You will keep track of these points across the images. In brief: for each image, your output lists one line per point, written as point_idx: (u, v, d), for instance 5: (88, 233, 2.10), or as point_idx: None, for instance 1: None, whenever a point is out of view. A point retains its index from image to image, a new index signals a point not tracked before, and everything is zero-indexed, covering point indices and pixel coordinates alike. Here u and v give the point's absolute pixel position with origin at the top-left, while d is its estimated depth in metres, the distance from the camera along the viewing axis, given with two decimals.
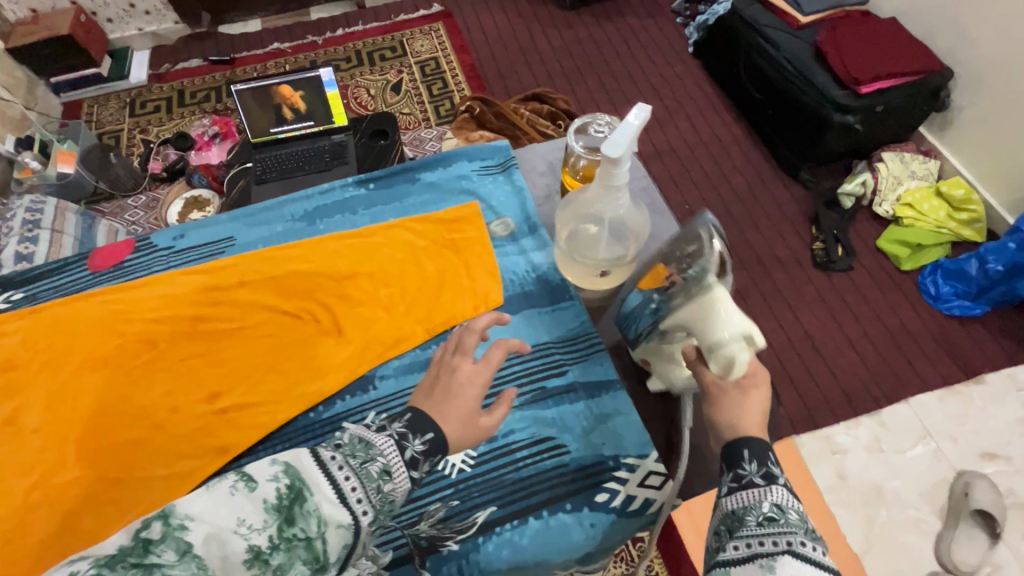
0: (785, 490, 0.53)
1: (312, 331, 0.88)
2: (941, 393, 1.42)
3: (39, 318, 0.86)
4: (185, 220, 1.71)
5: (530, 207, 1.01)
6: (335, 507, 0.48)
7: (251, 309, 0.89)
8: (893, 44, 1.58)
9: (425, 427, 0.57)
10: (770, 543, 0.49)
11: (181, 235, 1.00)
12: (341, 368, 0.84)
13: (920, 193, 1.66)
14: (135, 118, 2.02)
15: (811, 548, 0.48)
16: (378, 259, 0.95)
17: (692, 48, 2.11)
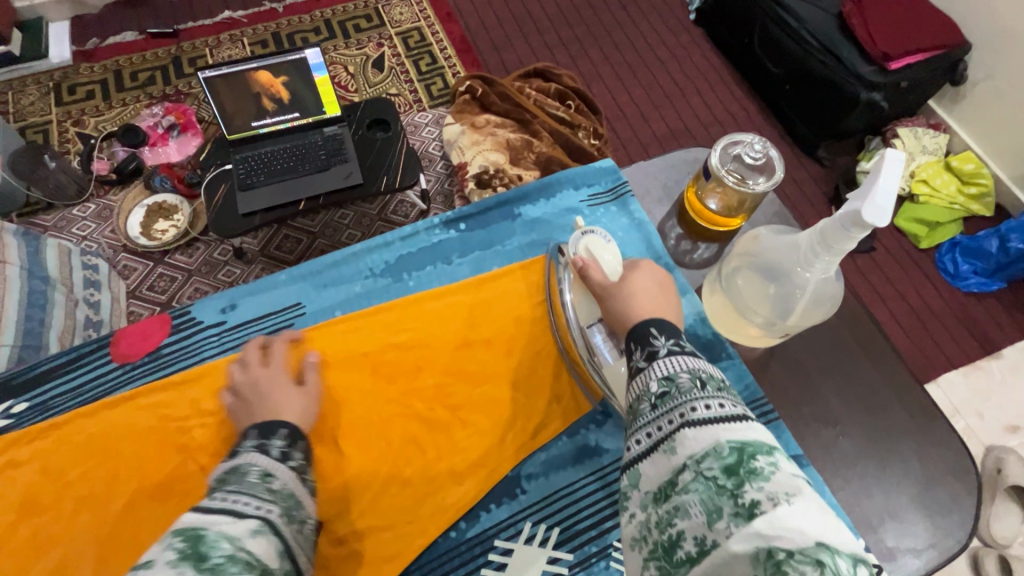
0: (673, 359, 0.59)
1: (431, 420, 0.86)
2: (965, 370, 1.46)
3: (63, 436, 0.84)
4: (151, 232, 1.47)
5: (658, 244, 0.98)
6: (238, 523, 0.51)
7: (350, 404, 0.86)
8: (914, 15, 1.53)
9: (274, 428, 0.68)
10: (666, 426, 0.52)
11: (232, 305, 0.97)
12: (476, 464, 0.84)
13: (931, 168, 1.65)
14: (64, 107, 1.69)
15: (705, 406, 0.51)
16: (489, 323, 0.93)
17: (695, 15, 1.98)
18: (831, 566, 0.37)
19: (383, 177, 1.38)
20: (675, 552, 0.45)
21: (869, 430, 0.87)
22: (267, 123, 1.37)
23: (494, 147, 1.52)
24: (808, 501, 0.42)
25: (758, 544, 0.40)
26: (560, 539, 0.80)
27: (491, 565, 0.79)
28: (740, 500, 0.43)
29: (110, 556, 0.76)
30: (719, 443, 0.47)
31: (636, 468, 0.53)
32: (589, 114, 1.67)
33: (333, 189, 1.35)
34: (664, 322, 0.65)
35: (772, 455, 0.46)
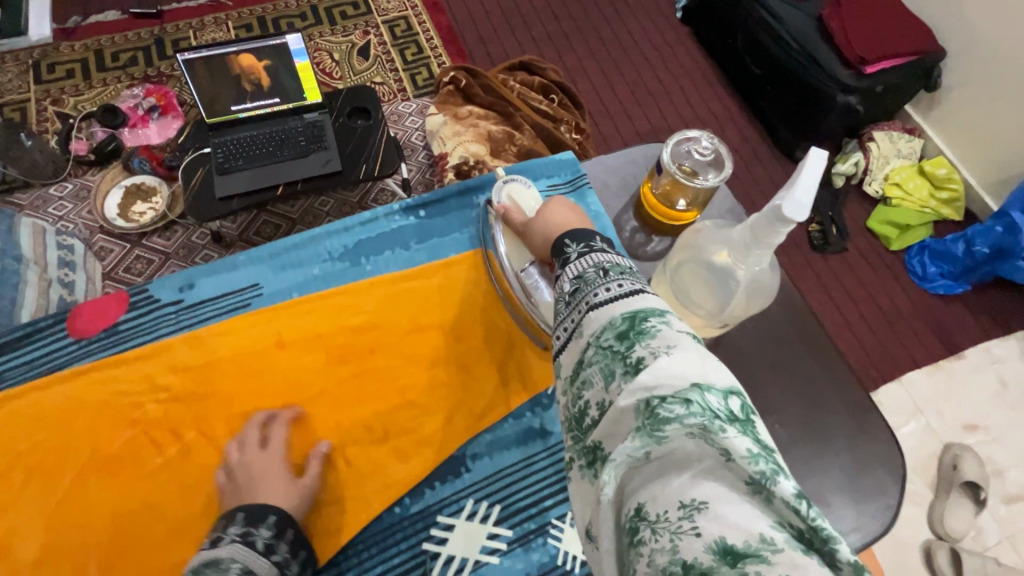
0: (584, 258, 0.60)
1: (380, 402, 0.88)
2: (929, 369, 1.50)
3: (12, 407, 0.84)
4: (128, 214, 1.47)
5: (612, 236, 0.99)
6: None
7: (302, 384, 0.88)
8: (893, 21, 1.56)
9: (265, 514, 0.73)
10: (576, 317, 0.55)
11: (189, 284, 0.95)
12: (422, 445, 0.86)
13: (905, 172, 1.68)
14: (43, 85, 1.67)
15: (607, 290, 0.54)
16: (443, 308, 0.95)
17: (681, 14, 1.99)
18: (699, 403, 0.41)
19: (362, 165, 1.39)
20: (584, 421, 0.50)
21: (822, 422, 0.90)
22: (246, 108, 1.37)
23: (476, 139, 1.53)
24: (689, 350, 0.46)
25: (638, 396, 0.44)
26: (500, 517, 0.83)
27: (432, 540, 0.81)
28: (628, 360, 0.47)
29: (61, 525, 0.78)
30: (614, 317, 0.51)
31: (558, 360, 0.56)
32: (572, 108, 1.68)
33: (311, 175, 1.35)
34: (578, 231, 0.65)
35: (663, 316, 0.50)
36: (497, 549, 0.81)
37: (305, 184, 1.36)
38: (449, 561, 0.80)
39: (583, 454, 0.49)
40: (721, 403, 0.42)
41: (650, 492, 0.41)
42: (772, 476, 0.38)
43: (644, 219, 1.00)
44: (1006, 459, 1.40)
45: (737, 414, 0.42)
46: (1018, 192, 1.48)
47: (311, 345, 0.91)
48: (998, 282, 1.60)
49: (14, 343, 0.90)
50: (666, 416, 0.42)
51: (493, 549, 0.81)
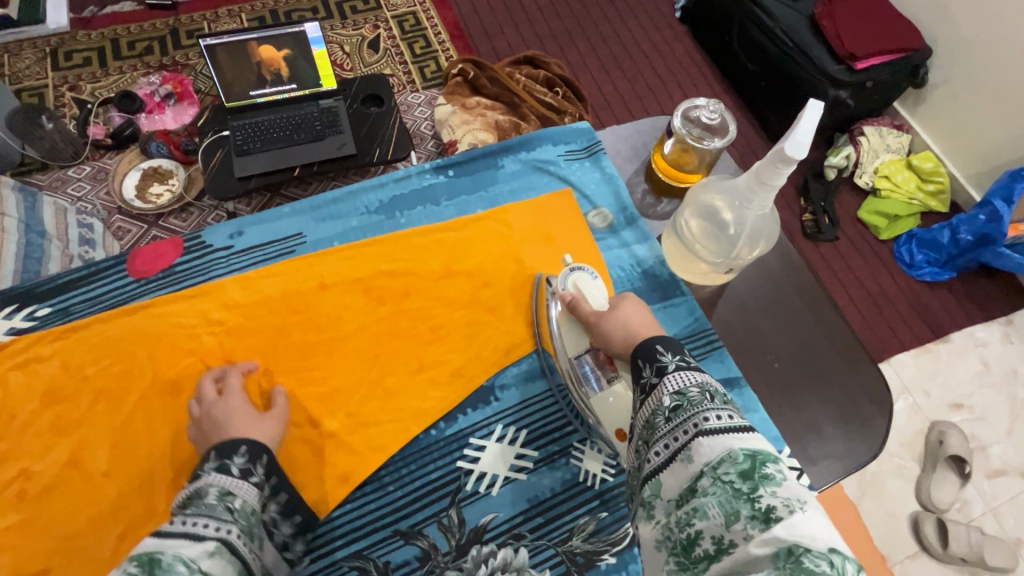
0: (682, 373, 0.68)
1: (416, 338, 0.95)
2: (916, 352, 1.57)
3: (77, 337, 0.90)
4: (145, 195, 1.51)
5: (625, 197, 1.09)
6: (195, 546, 0.60)
7: (343, 320, 0.95)
8: (881, 21, 1.64)
9: (236, 445, 0.73)
10: (682, 437, 0.62)
11: (238, 232, 1.02)
12: (455, 378, 0.93)
13: (894, 165, 1.75)
14: (60, 72, 1.72)
15: (714, 419, 0.61)
16: (473, 256, 1.02)
17: (680, 13, 2.06)
18: (838, 565, 0.46)
19: (375, 150, 1.44)
20: (693, 549, 0.55)
21: (817, 384, 0.96)
22: (263, 94, 1.40)
23: (484, 127, 1.59)
24: (817, 509, 0.51)
25: (777, 545, 0.49)
26: (528, 439, 0.90)
27: (465, 459, 0.88)
28: (757, 505, 0.52)
29: (124, 442, 0.84)
30: (733, 450, 0.57)
31: (656, 477, 0.63)
32: (576, 101, 1.75)
33: (326, 158, 1.41)
34: (666, 337, 0.74)
35: (780, 464, 0.56)
36: (524, 468, 0.88)
37: (320, 167, 1.42)
38: (481, 478, 0.87)
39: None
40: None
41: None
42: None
43: (656, 187, 1.11)
44: (989, 436, 1.47)
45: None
46: (1000, 184, 1.56)
47: (349, 287, 0.98)
48: (981, 270, 1.68)
49: (72, 282, 0.96)
50: (806, 566, 0.46)
51: (521, 468, 0.88)
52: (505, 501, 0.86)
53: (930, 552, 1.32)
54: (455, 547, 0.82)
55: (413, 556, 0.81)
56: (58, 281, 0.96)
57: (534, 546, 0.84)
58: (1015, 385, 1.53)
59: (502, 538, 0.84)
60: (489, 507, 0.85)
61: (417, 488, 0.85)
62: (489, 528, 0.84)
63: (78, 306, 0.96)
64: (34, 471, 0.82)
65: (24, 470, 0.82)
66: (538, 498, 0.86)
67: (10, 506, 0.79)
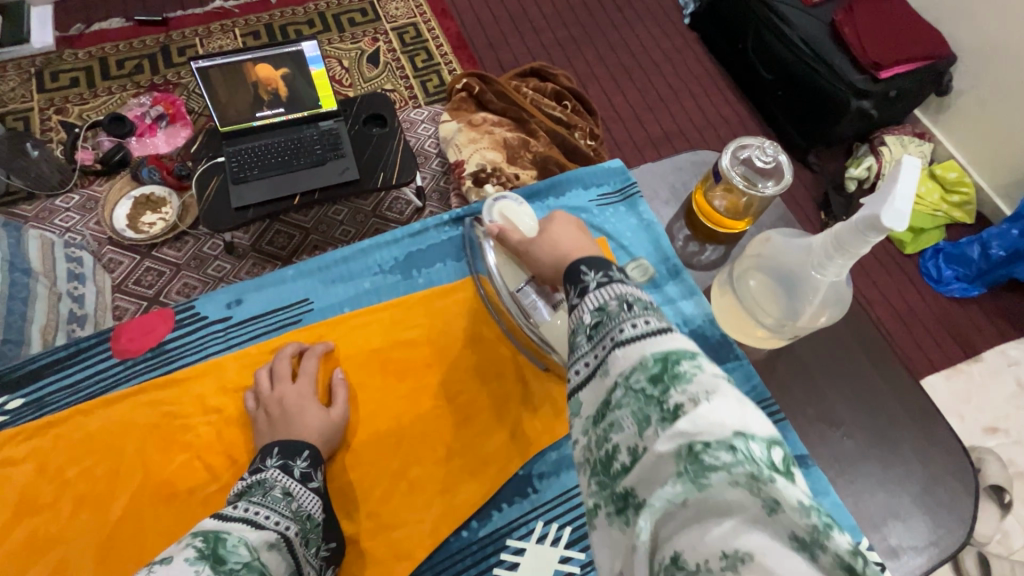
0: (603, 289, 0.60)
1: (440, 417, 0.89)
2: (948, 374, 1.50)
3: (58, 436, 0.85)
4: (138, 224, 1.44)
5: (665, 246, 1.02)
6: (257, 534, 0.62)
7: (362, 400, 0.89)
8: (903, 26, 1.57)
9: (300, 448, 0.78)
10: (600, 352, 0.54)
11: (236, 300, 0.96)
12: (483, 463, 0.87)
13: (916, 176, 1.69)
14: (46, 94, 1.64)
15: (632, 326, 0.53)
16: (493, 323, 0.95)
17: (689, 19, 1.99)
18: (744, 454, 0.40)
19: (379, 174, 1.36)
20: (612, 466, 0.47)
21: (865, 429, 0.90)
22: (259, 116, 1.34)
23: (492, 146, 1.52)
24: (728, 397, 0.44)
25: (680, 442, 0.42)
26: (572, 539, 0.83)
27: (502, 565, 0.81)
28: (665, 405, 0.45)
29: (115, 553, 0.78)
30: (645, 355, 0.49)
31: (575, 395, 0.54)
32: (585, 114, 1.68)
33: (328, 183, 1.33)
34: (592, 257, 0.66)
35: (697, 363, 0.48)
36: (570, 573, 0.81)
37: (322, 193, 1.34)
38: None
39: (610, 503, 0.45)
40: (763, 452, 0.41)
41: (687, 541, 0.37)
42: (829, 533, 0.35)
43: (691, 221, 1.03)
44: None
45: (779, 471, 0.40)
46: None
47: (365, 361, 0.92)
48: (1011, 284, 1.62)
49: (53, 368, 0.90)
50: (710, 464, 0.40)
51: (566, 573, 0.81)
52: None
53: None
54: None
55: None
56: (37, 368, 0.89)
57: None
58: None
59: None
60: None
61: None
62: None
63: (57, 396, 0.89)
64: None
65: None
66: None
67: None
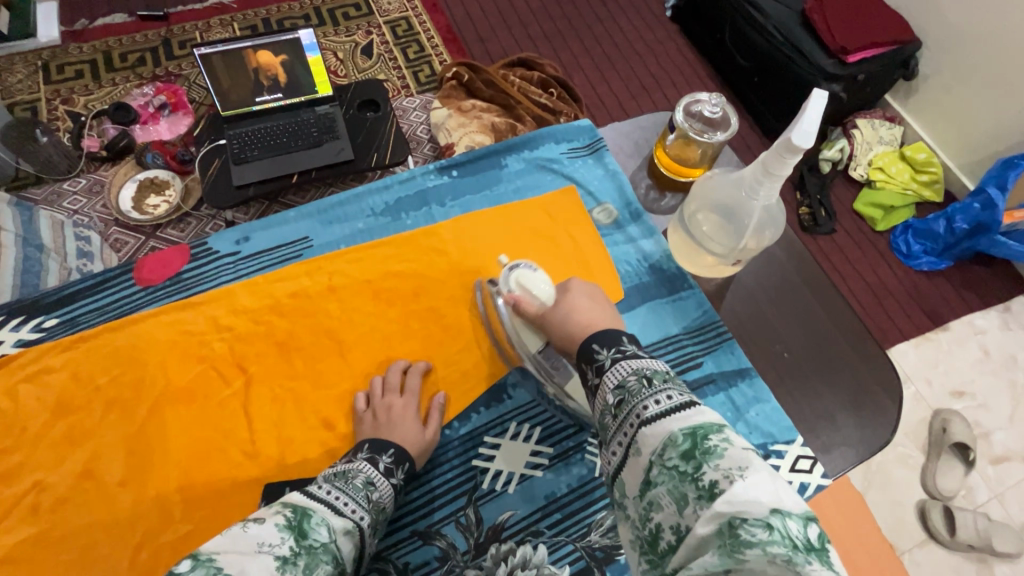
0: (620, 366, 0.69)
1: (427, 339, 0.96)
2: (916, 341, 1.57)
3: (86, 348, 0.91)
4: (142, 207, 1.50)
5: (628, 192, 1.10)
6: (337, 518, 0.64)
7: (356, 322, 0.96)
8: (870, 15, 1.66)
9: (386, 445, 0.79)
10: (629, 431, 0.62)
11: (244, 238, 1.03)
12: (467, 379, 0.94)
13: (888, 157, 1.76)
14: (53, 85, 1.71)
15: (654, 402, 0.61)
16: (478, 255, 1.03)
17: (671, 12, 2.07)
18: (777, 527, 0.46)
19: (372, 155, 1.44)
20: (658, 545, 0.55)
21: (822, 374, 0.97)
22: (258, 102, 1.41)
23: (480, 130, 1.59)
24: (756, 471, 0.51)
25: (720, 520, 0.49)
26: (542, 436, 0.92)
27: (481, 458, 0.89)
28: (700, 482, 0.52)
29: (140, 449, 0.85)
30: (671, 433, 0.58)
31: (619, 475, 0.63)
32: (570, 101, 1.75)
33: (324, 164, 1.40)
34: (601, 333, 0.74)
35: (722, 435, 0.56)
36: (540, 465, 0.89)
37: (319, 173, 1.41)
38: (497, 476, 0.88)
39: None
40: (800, 530, 0.47)
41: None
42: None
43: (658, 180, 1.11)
44: (992, 422, 1.48)
45: (813, 544, 0.46)
46: (993, 171, 1.58)
47: (358, 289, 0.99)
48: (977, 258, 1.69)
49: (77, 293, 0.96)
50: (745, 535, 0.47)
51: (537, 465, 0.90)
52: (521, 498, 0.87)
53: (937, 539, 1.33)
54: (474, 545, 0.83)
55: (433, 555, 0.82)
56: (61, 292, 0.96)
57: (552, 543, 0.84)
58: (1015, 371, 1.55)
59: (520, 536, 0.85)
60: (506, 505, 0.87)
61: (438, 487, 0.87)
62: (507, 526, 0.85)
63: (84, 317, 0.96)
64: (49, 481, 0.82)
65: (39, 481, 0.82)
66: (553, 496, 0.87)
67: (26, 521, 0.80)
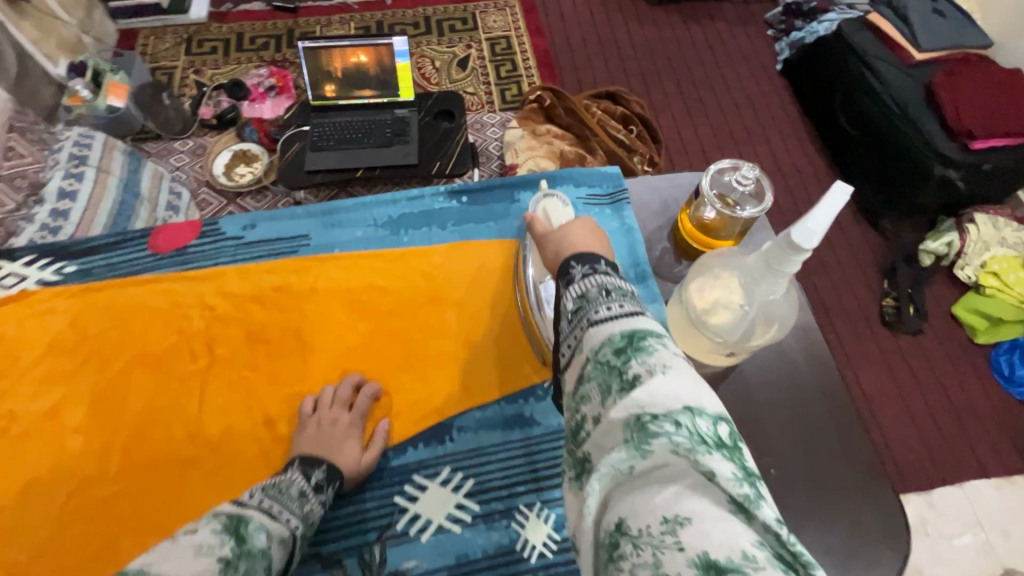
0: (588, 279, 0.53)
1: (385, 361, 0.85)
2: (998, 482, 1.33)
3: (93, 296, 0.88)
4: (231, 174, 1.64)
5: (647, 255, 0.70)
6: (272, 523, 0.59)
7: (321, 329, 0.87)
8: (1013, 99, 1.44)
9: (318, 461, 0.71)
10: (577, 337, 0.50)
11: (250, 224, 0.95)
12: (416, 414, 0.81)
13: (1007, 262, 1.49)
14: (190, 56, 1.94)
15: (605, 310, 0.49)
16: (468, 284, 0.90)
17: (781, 66, 1.94)
18: (682, 421, 0.39)
19: (436, 163, 1.48)
20: (580, 435, 0.46)
21: None
22: (345, 96, 1.51)
23: (547, 156, 1.58)
24: (681, 373, 0.43)
25: (630, 414, 0.41)
26: (472, 489, 0.77)
27: (403, 496, 0.76)
28: (626, 376, 0.43)
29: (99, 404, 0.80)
30: (611, 334, 0.47)
31: (562, 379, 0.52)
32: (649, 141, 1.69)
33: (389, 163, 1.46)
34: (580, 251, 0.58)
35: (659, 337, 0.46)
36: (461, 520, 0.74)
37: (383, 172, 1.47)
38: (415, 520, 0.75)
39: (575, 466, 0.46)
40: (709, 429, 0.40)
41: (630, 507, 0.38)
42: (756, 501, 0.36)
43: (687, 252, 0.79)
44: None
45: (721, 438, 0.40)
46: None
47: (336, 296, 0.90)
48: None
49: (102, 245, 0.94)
50: (652, 429, 0.40)
51: (457, 519, 0.75)
52: (433, 550, 0.73)
53: None
54: None
55: None
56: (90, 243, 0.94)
57: None
58: None
59: None
60: (414, 553, 0.73)
61: (342, 512, 0.75)
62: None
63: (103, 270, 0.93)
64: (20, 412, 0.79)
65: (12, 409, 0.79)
66: (465, 557, 0.72)
67: None
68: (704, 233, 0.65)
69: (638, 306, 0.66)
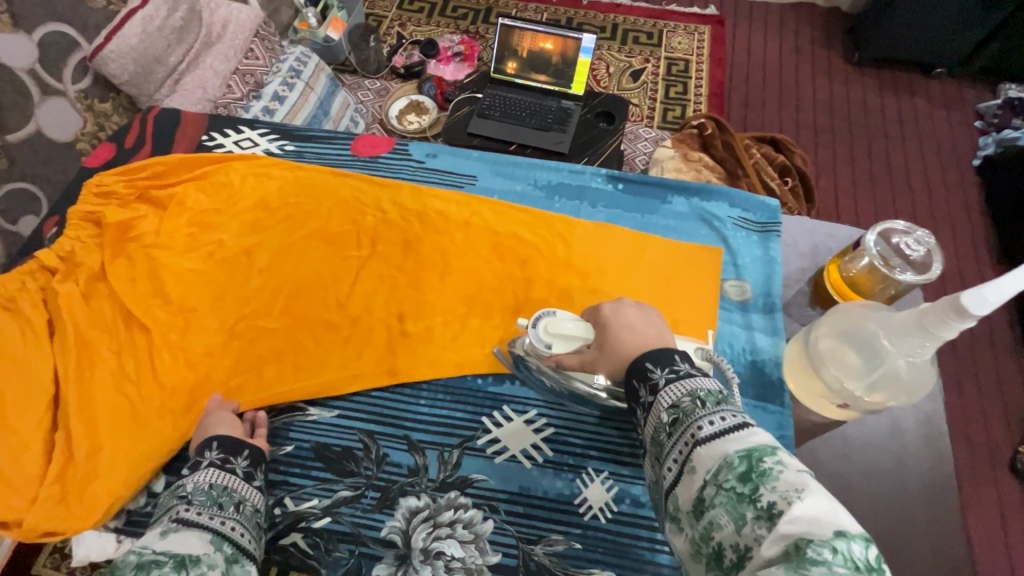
0: (673, 387, 0.43)
1: (429, 290, 0.67)
2: None
3: None
4: (402, 120, 1.77)
5: (775, 286, 0.67)
6: (166, 535, 0.41)
7: None
8: None
9: None
10: (681, 458, 0.40)
11: None
12: (435, 367, 0.62)
13: None
14: (401, 11, 2.15)
15: (711, 423, 0.39)
16: (563, 235, 0.70)
17: (980, 161, 1.57)
18: (843, 552, 0.29)
19: (585, 158, 1.50)
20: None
21: None
22: (523, 77, 1.59)
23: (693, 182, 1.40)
24: (826, 494, 0.33)
25: (782, 548, 0.31)
26: (555, 429, 0.59)
27: (489, 416, 0.60)
28: (759, 502, 0.34)
29: None
30: (728, 454, 0.37)
31: (672, 516, 0.39)
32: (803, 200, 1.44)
33: (542, 147, 1.51)
34: (654, 349, 0.47)
35: (783, 453, 0.36)
36: (531, 457, 0.57)
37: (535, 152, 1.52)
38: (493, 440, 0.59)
39: None
40: (864, 554, 0.30)
41: None
42: None
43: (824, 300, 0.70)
44: None
45: (884, 570, 0.30)
46: None
47: None
48: None
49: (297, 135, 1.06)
50: (817, 563, 0.29)
51: (529, 455, 0.58)
52: (500, 471, 0.57)
53: None
54: (437, 482, 0.56)
55: (402, 463, 0.57)
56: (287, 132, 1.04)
57: (500, 528, 0.54)
58: None
59: (479, 501, 0.56)
60: (484, 469, 0.57)
61: (401, 396, 0.61)
62: (474, 486, 0.56)
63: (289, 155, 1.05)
64: None
65: None
66: (527, 491, 0.56)
67: None
68: (847, 284, 0.64)
69: (752, 328, 0.64)
